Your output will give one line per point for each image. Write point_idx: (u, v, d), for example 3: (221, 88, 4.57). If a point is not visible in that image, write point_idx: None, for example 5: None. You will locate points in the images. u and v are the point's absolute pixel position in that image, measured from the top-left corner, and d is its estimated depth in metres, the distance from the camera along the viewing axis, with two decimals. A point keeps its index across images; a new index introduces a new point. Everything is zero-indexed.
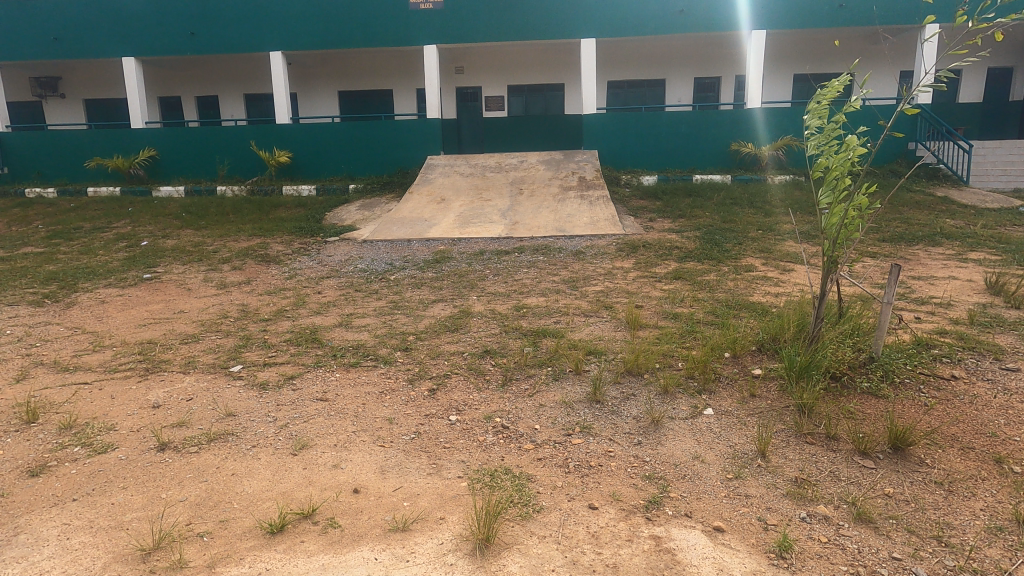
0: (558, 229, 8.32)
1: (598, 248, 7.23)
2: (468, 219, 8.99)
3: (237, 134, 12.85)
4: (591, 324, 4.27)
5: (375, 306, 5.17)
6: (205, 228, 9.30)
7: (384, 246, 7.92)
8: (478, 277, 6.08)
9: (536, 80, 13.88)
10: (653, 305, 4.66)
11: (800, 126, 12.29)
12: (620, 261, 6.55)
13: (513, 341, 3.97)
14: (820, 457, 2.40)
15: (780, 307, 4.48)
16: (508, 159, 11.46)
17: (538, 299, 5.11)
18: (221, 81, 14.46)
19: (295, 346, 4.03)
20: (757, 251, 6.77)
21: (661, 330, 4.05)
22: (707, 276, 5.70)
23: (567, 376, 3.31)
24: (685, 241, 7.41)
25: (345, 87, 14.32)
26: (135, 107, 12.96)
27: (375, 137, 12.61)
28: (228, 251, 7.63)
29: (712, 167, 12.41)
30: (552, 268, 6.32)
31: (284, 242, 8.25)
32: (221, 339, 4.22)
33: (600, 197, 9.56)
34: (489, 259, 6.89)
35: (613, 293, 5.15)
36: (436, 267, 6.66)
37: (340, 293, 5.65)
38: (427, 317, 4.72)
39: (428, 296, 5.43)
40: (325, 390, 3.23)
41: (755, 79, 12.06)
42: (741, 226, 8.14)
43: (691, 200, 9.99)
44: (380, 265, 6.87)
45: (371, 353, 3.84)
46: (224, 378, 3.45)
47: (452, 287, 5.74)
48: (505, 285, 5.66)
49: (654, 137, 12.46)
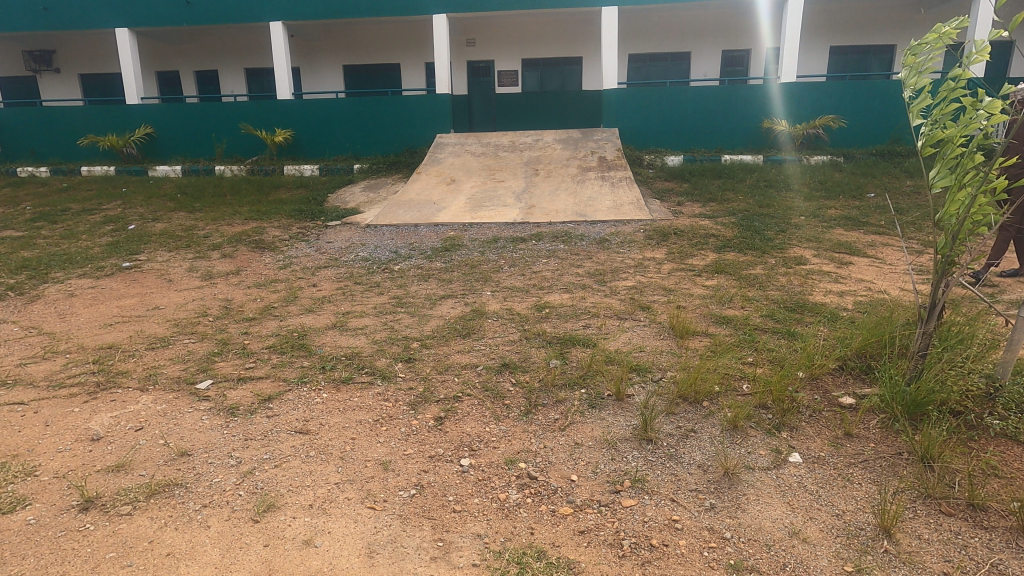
0: (578, 214, 7.62)
1: (624, 235, 6.53)
2: (480, 201, 8.31)
3: (237, 111, 12.18)
4: (628, 330, 3.62)
5: (376, 303, 4.54)
6: (199, 211, 8.71)
7: (388, 231, 7.29)
8: (492, 268, 5.45)
9: (552, 53, 13.03)
10: (698, 307, 3.99)
11: (839, 101, 11.34)
12: (651, 250, 5.87)
13: (536, 352, 3.32)
14: (969, 540, 1.77)
15: (854, 312, 3.77)
16: (522, 137, 10.71)
17: (563, 296, 4.45)
18: (220, 55, 13.75)
19: (278, 355, 3.42)
20: (804, 239, 6.06)
21: (713, 339, 3.39)
22: (753, 270, 5.01)
23: (607, 403, 2.67)
24: (720, 227, 6.70)
25: (350, 60, 13.55)
26: (129, 82, 12.29)
27: (382, 114, 11.88)
28: (219, 237, 7.03)
29: (742, 148, 11.56)
30: (575, 258, 5.65)
31: (281, 226, 7.64)
32: (195, 344, 3.62)
33: (622, 178, 8.84)
34: (504, 247, 6.23)
35: (649, 289, 4.48)
36: (445, 256, 6.02)
37: (337, 287, 5.02)
38: (436, 318, 4.09)
39: (437, 292, 4.80)
40: (308, 419, 2.61)
41: (791, 50, 11.16)
42: (780, 211, 7.40)
43: (721, 182, 9.24)
44: (384, 254, 6.23)
45: (367, 365, 3.23)
46: (187, 399, 2.84)
47: (464, 280, 5.10)
48: (524, 279, 5.01)
49: (678, 114, 11.62)
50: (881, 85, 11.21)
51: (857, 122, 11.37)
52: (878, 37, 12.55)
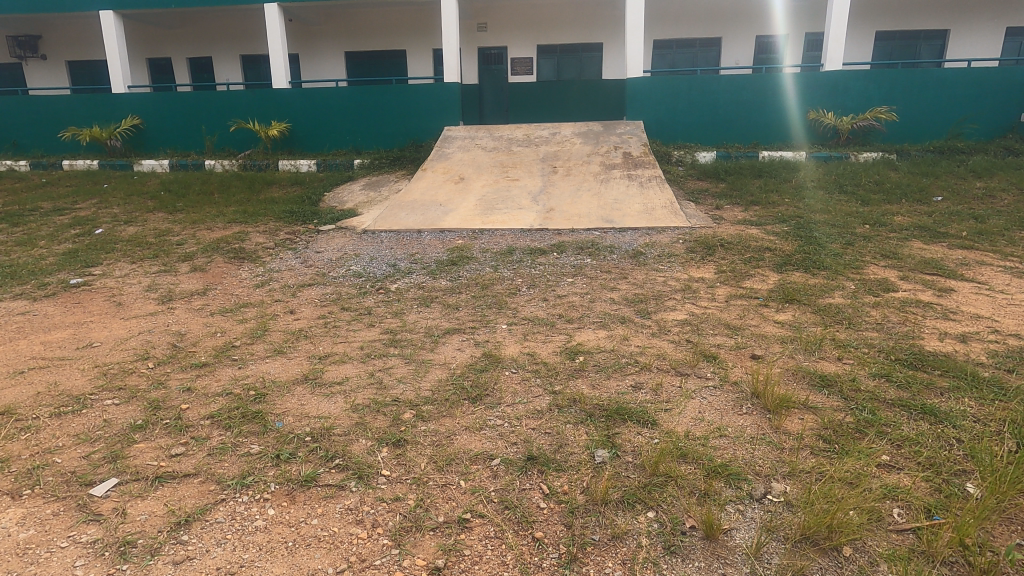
0: (604, 219, 6.66)
1: (662, 247, 5.58)
2: (492, 203, 7.38)
3: (229, 101, 11.28)
4: (695, 398, 2.67)
5: (363, 341, 3.62)
6: (179, 211, 7.85)
7: (387, 238, 6.40)
8: (507, 290, 4.55)
9: (570, 38, 12.00)
10: (782, 359, 3.03)
11: (888, 92, 10.23)
12: (696, 267, 4.94)
13: (574, 435, 2.39)
14: None
15: (999, 372, 2.81)
16: (538, 130, 9.74)
17: (599, 336, 3.51)
18: (214, 40, 12.86)
19: (220, 431, 2.50)
20: (879, 255, 5.10)
21: (821, 418, 2.43)
22: (831, 298, 4.08)
23: (692, 548, 1.77)
24: (773, 238, 5.73)
25: (352, 46, 12.60)
26: (115, 69, 11.44)
27: (385, 104, 10.94)
28: (194, 244, 6.16)
29: (779, 143, 10.51)
30: (607, 277, 4.72)
31: (267, 231, 6.79)
32: (115, 407, 2.73)
33: (652, 178, 7.88)
34: (520, 261, 5.31)
35: (709, 328, 3.53)
36: (451, 272, 5.12)
37: (318, 316, 4.12)
38: (438, 367, 3.17)
39: (441, 325, 3.89)
40: (236, 570, 1.73)
41: (838, 35, 10.16)
42: (839, 218, 6.41)
43: (762, 181, 8.25)
44: (381, 269, 5.32)
45: (340, 454, 2.31)
46: (68, 519, 1.95)
47: (473, 309, 4.20)
48: (548, 308, 4.08)
49: (710, 105, 10.56)
50: (939, 73, 10.08)
51: (910, 114, 10.26)
52: (929, 21, 11.42)
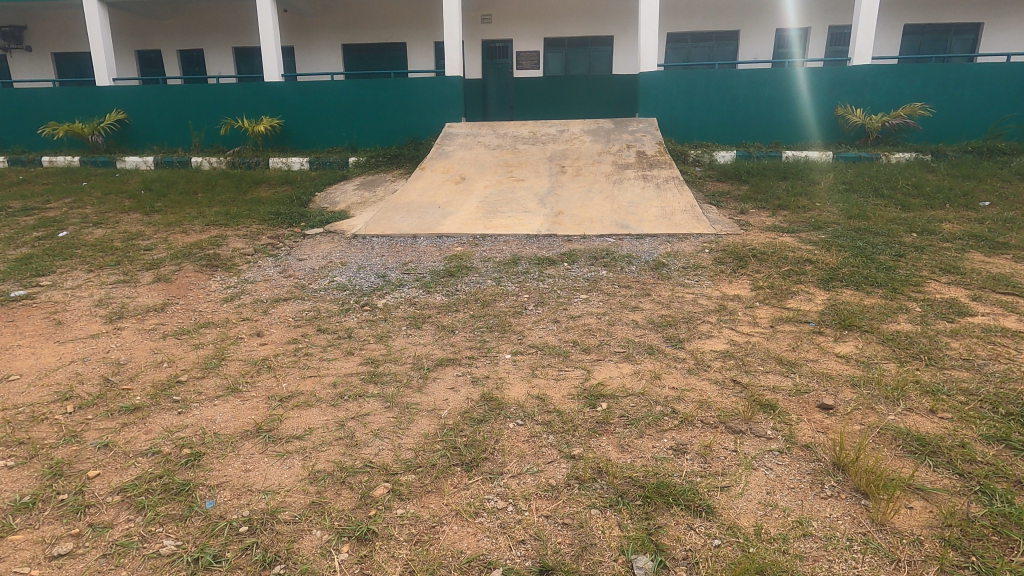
0: (618, 225, 6.04)
1: (686, 257, 4.96)
2: (495, 205, 6.76)
3: (219, 95, 10.67)
4: (757, 469, 2.05)
5: (337, 375, 2.99)
6: (157, 212, 7.26)
7: (379, 244, 5.80)
8: (511, 309, 3.94)
9: (579, 31, 11.37)
10: (860, 411, 2.39)
11: (921, 89, 9.54)
12: (728, 283, 4.32)
13: (602, 530, 1.78)
14: None
15: None
16: (545, 127, 9.10)
17: (623, 372, 2.88)
18: (205, 32, 12.28)
19: (129, 514, 1.89)
20: (937, 269, 4.46)
21: (938, 509, 1.80)
22: (895, 323, 3.44)
23: None
24: (809, 248, 5.11)
25: (349, 38, 11.99)
26: (100, 61, 10.86)
27: (383, 99, 10.33)
28: (165, 249, 5.57)
29: (803, 142, 9.84)
30: (626, 294, 4.11)
31: (248, 235, 6.19)
32: (4, 473, 2.12)
33: (669, 178, 7.25)
34: (526, 273, 4.69)
35: (759, 364, 2.90)
36: (448, 286, 4.51)
37: (288, 340, 3.51)
38: (426, 415, 2.54)
39: (433, 354, 3.26)
40: None
41: (866, 28, 9.51)
42: (881, 225, 5.76)
43: (789, 183, 7.61)
44: (368, 281, 4.70)
45: (285, 558, 1.72)
46: None
47: (471, 332, 3.58)
48: (561, 333, 3.46)
49: (729, 101, 9.89)
50: (976, 68, 9.40)
51: (945, 112, 9.58)
52: (961, 14, 10.75)
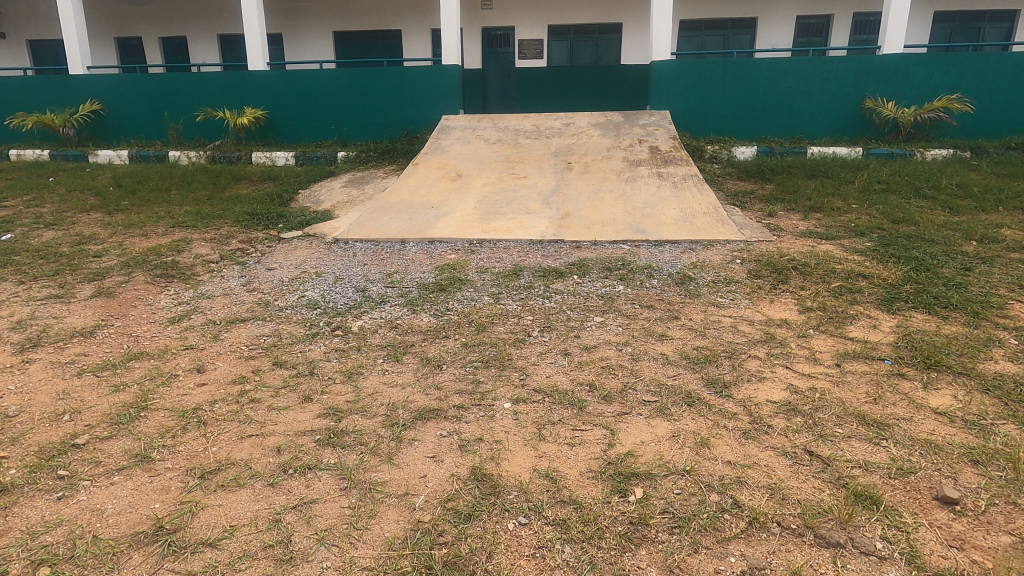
0: (633, 229, 5.34)
1: (715, 269, 4.28)
2: (495, 205, 6.07)
3: (200, 84, 9.96)
4: None
5: (285, 433, 2.31)
6: (120, 212, 6.57)
7: (362, 250, 5.11)
8: (511, 336, 3.25)
9: (587, 18, 10.63)
10: (1000, 514, 1.73)
11: (957, 81, 8.80)
12: (771, 303, 3.63)
13: None
14: None
15: None
16: (549, 120, 8.38)
17: (657, 436, 2.20)
18: (189, 18, 11.56)
19: None
20: (1019, 285, 3.76)
21: None
22: (994, 362, 2.75)
23: None
24: (858, 258, 4.40)
25: (340, 25, 11.26)
26: (73, 47, 10.15)
27: (375, 90, 9.62)
28: (116, 256, 4.89)
29: (828, 137, 9.11)
30: (650, 317, 3.42)
31: (216, 239, 5.51)
32: None
33: (687, 176, 6.55)
34: (529, 288, 4.01)
35: (836, 425, 2.22)
36: (437, 303, 3.81)
37: (233, 378, 2.82)
38: (393, 505, 1.87)
39: (412, 402, 2.56)
40: None
41: (899, 13, 8.79)
42: (933, 231, 5.07)
43: (818, 182, 6.91)
44: (344, 296, 4.00)
45: None
46: None
47: (461, 369, 2.90)
48: (574, 373, 2.77)
49: (748, 93, 9.16)
50: (1017, 57, 8.67)
51: (982, 105, 8.86)
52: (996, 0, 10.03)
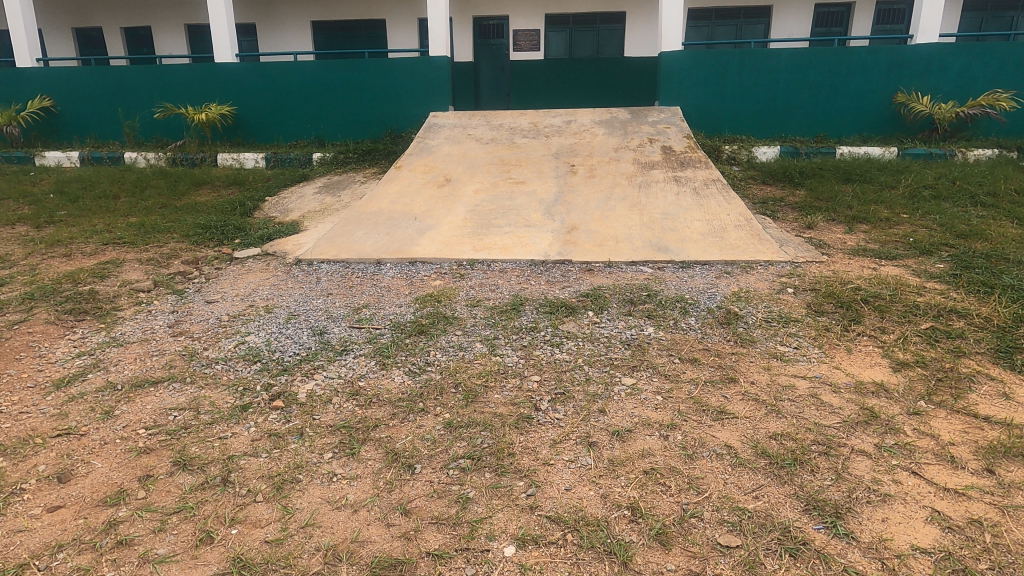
0: (653, 246, 4.49)
1: (765, 302, 3.42)
2: (489, 216, 5.19)
3: (160, 77, 8.99)
4: None
5: None
6: (51, 224, 5.64)
7: (328, 275, 4.22)
8: (512, 411, 2.36)
9: (587, 6, 9.76)
10: None
11: (996, 74, 7.99)
12: (851, 356, 2.76)
13: None
14: None
15: None
16: (549, 116, 7.49)
17: None
18: (152, 6, 10.57)
19: None
20: None
21: None
22: None
23: None
24: (940, 288, 3.55)
25: (318, 14, 10.32)
26: (20, 37, 9.17)
27: (355, 84, 8.69)
28: (20, 284, 3.96)
29: (854, 136, 8.29)
30: (698, 380, 2.55)
31: (154, 259, 4.60)
32: None
33: (709, 181, 5.70)
34: (534, 330, 3.12)
35: None
36: (414, 355, 2.92)
37: (106, 492, 1.93)
38: None
39: (366, 546, 1.69)
40: None
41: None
42: (1014, 249, 4.23)
43: (856, 187, 6.08)
44: (295, 343, 3.09)
45: None
46: None
47: (443, 472, 2.02)
48: (606, 485, 1.90)
49: (767, 87, 8.32)
50: None
51: None
52: None
